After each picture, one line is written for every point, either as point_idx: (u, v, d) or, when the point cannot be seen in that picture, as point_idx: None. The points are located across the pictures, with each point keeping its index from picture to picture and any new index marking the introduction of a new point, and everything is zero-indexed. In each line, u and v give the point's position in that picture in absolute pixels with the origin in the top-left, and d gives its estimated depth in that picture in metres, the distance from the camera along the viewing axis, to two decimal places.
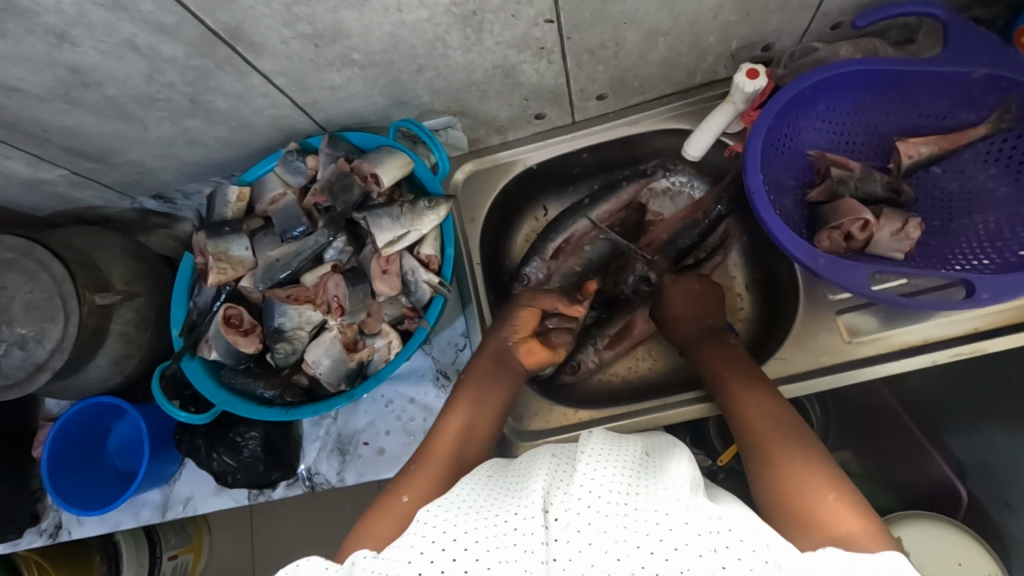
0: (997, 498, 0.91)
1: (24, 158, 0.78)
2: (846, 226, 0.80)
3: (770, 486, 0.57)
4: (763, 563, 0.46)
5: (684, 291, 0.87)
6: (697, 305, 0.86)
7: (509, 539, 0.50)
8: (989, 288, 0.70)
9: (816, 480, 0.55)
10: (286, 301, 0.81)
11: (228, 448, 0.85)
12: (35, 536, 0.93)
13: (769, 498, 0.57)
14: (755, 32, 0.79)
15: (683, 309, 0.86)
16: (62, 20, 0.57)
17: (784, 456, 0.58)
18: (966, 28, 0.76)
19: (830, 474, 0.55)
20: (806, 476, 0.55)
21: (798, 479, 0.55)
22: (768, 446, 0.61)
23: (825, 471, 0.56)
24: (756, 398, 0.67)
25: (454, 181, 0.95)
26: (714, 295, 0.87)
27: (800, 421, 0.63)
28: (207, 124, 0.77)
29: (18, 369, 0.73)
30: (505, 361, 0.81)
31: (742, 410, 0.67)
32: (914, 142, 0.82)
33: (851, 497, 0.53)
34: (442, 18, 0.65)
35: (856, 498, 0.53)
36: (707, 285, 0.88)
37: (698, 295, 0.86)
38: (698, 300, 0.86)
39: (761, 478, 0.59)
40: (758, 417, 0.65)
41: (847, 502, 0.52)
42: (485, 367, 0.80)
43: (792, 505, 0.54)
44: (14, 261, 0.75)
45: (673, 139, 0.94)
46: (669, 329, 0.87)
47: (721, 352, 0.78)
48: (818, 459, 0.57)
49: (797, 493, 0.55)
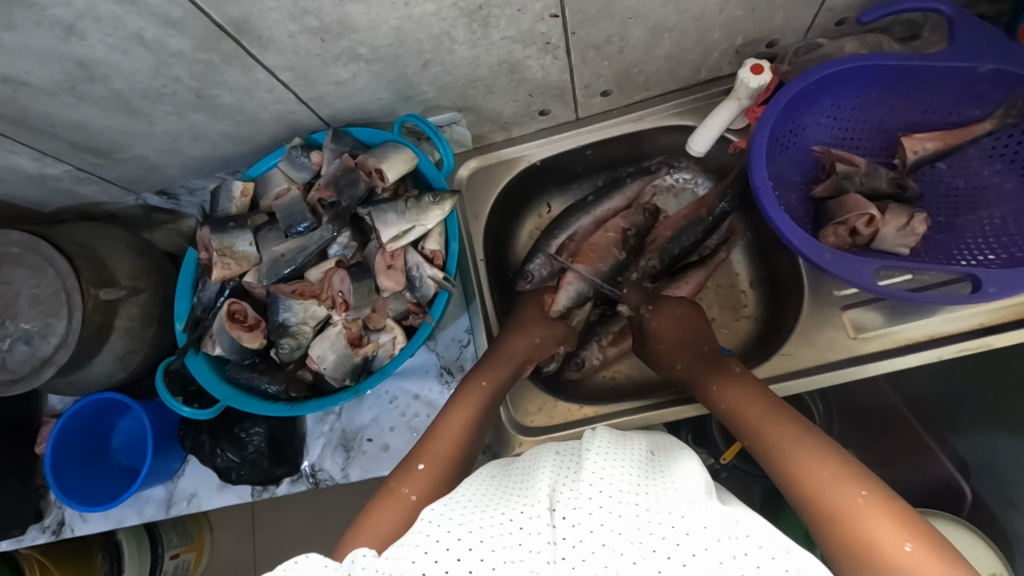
0: (1001, 497, 0.91)
1: (30, 152, 0.78)
2: (852, 221, 0.81)
3: (839, 536, 0.54)
4: (783, 569, 0.45)
5: (670, 318, 0.87)
6: (682, 333, 0.85)
7: (515, 538, 0.50)
8: (996, 283, 0.70)
9: (890, 526, 0.52)
10: (290, 296, 0.82)
11: (232, 444, 0.86)
12: (39, 533, 0.93)
13: (839, 550, 0.53)
14: (760, 28, 0.79)
15: (673, 334, 0.85)
16: (70, 13, 0.57)
17: (846, 498, 0.55)
18: (971, 23, 0.76)
19: (903, 516, 0.52)
20: (878, 522, 0.52)
21: (871, 526, 0.52)
22: (823, 488, 0.57)
23: (896, 513, 0.53)
24: (792, 433, 0.64)
25: (458, 177, 0.94)
26: (699, 315, 0.87)
27: (843, 452, 0.60)
28: (212, 119, 0.77)
29: (23, 364, 0.73)
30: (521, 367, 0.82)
31: (778, 448, 0.63)
32: (919, 138, 0.82)
33: (925, 540, 0.50)
34: (448, 13, 0.65)
35: (934, 543, 0.50)
36: (689, 310, 0.88)
37: (681, 318, 0.86)
38: (680, 326, 0.86)
39: (822, 526, 0.55)
40: (805, 458, 0.60)
41: (927, 547, 0.50)
42: (502, 369, 0.80)
43: (870, 559, 0.51)
44: (20, 256, 0.75)
45: (677, 136, 0.94)
46: (658, 361, 0.85)
47: (735, 388, 0.73)
48: (888, 499, 0.54)
49: (872, 542, 0.51)
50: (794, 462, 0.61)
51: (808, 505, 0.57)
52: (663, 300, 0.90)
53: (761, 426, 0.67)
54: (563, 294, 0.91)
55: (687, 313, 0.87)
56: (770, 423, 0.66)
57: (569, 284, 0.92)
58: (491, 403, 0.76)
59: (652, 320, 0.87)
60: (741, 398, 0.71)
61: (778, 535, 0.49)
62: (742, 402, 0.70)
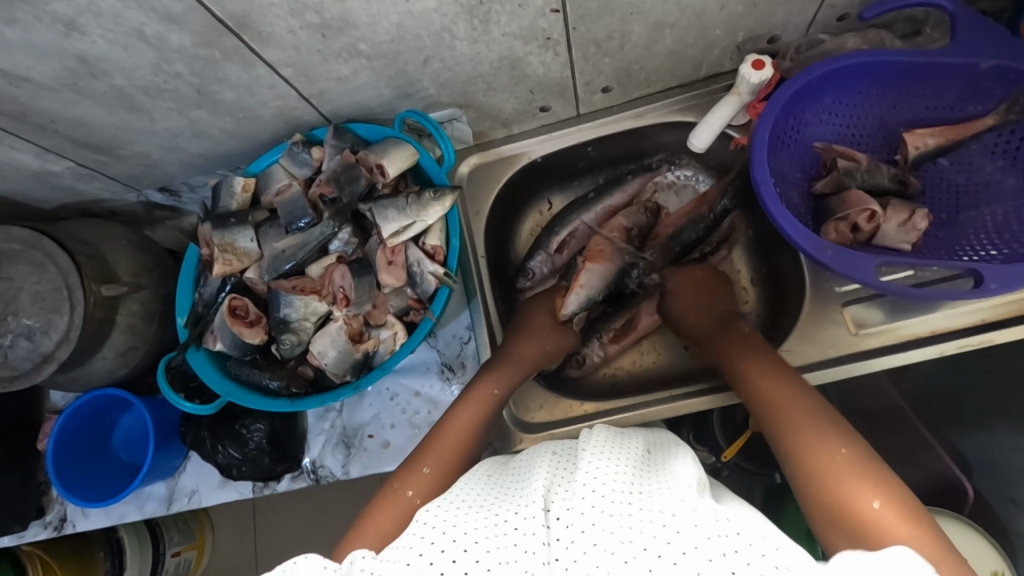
0: (1003, 495, 0.91)
1: (32, 149, 0.78)
2: (853, 217, 0.80)
3: (813, 489, 0.56)
4: (773, 566, 0.45)
5: (688, 279, 0.89)
6: (701, 296, 0.87)
7: (509, 539, 0.50)
8: (997, 278, 0.70)
9: (862, 485, 0.53)
10: (292, 291, 0.82)
11: (234, 441, 0.86)
12: (41, 529, 0.93)
13: (813, 504, 0.55)
14: (761, 24, 0.79)
15: (688, 300, 0.87)
16: (70, 8, 0.57)
17: (825, 456, 0.56)
18: (973, 19, 0.76)
19: (876, 474, 0.54)
20: (849, 477, 0.54)
21: (841, 482, 0.54)
22: (803, 444, 0.59)
23: (873, 473, 0.54)
24: (782, 388, 0.66)
25: (459, 173, 0.94)
26: (720, 281, 0.89)
27: (830, 411, 0.62)
28: (213, 115, 0.77)
29: (25, 359, 0.73)
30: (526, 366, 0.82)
31: (768, 400, 0.66)
32: (921, 134, 0.82)
33: (895, 500, 0.51)
34: (449, 8, 0.65)
35: (903, 505, 0.51)
36: (710, 276, 0.90)
37: (699, 281, 0.89)
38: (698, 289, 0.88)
39: (800, 482, 0.57)
40: (790, 415, 0.62)
41: (895, 507, 0.51)
42: (506, 367, 0.80)
43: (838, 512, 0.53)
44: (21, 252, 0.75)
45: (678, 133, 0.94)
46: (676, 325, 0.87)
47: (744, 346, 0.76)
48: (864, 459, 0.55)
49: (843, 499, 0.53)
50: (780, 419, 0.62)
51: (789, 459, 0.59)
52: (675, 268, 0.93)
53: (756, 381, 0.69)
54: (574, 298, 0.90)
55: (707, 277, 0.89)
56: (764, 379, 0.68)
57: (582, 287, 0.90)
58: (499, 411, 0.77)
59: (669, 281, 0.90)
60: (741, 351, 0.75)
61: (771, 533, 0.49)
62: (748, 359, 0.73)
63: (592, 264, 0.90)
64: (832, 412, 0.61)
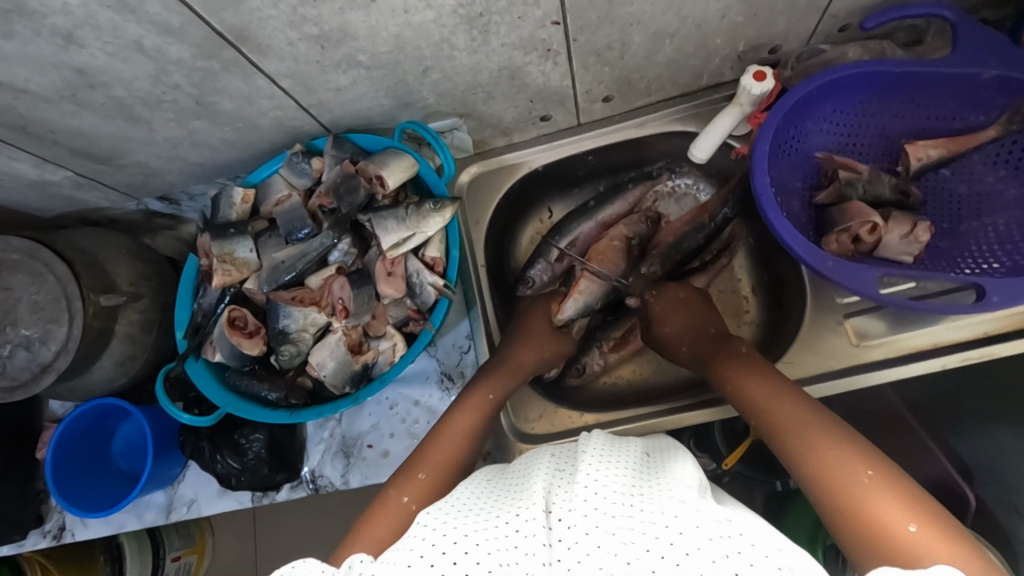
0: (1005, 503, 0.89)
1: (31, 159, 0.78)
2: (855, 229, 0.80)
3: (841, 508, 0.55)
4: (776, 566, 0.44)
5: (672, 303, 0.88)
6: (688, 316, 0.87)
7: (510, 541, 0.50)
8: (1000, 292, 0.70)
9: (894, 506, 0.52)
10: (290, 302, 0.81)
11: (232, 451, 0.85)
12: (40, 538, 0.93)
13: (843, 527, 0.54)
14: (761, 34, 0.79)
15: (678, 321, 0.87)
16: (69, 21, 0.56)
17: (853, 478, 0.55)
18: (974, 28, 0.76)
19: (907, 496, 0.53)
20: (878, 497, 0.53)
21: (872, 504, 0.53)
22: (828, 465, 0.58)
23: (900, 490, 0.53)
24: (797, 409, 0.65)
25: (459, 183, 0.95)
26: (699, 298, 0.90)
27: (850, 430, 0.61)
28: (212, 126, 0.77)
29: (24, 370, 0.73)
30: (518, 368, 0.82)
31: (782, 420, 0.65)
32: (922, 145, 0.81)
33: (929, 520, 0.51)
34: (448, 20, 0.65)
35: (939, 525, 0.50)
36: (692, 292, 0.90)
37: (685, 301, 0.89)
38: (688, 307, 0.88)
39: (827, 503, 0.56)
40: (809, 437, 0.61)
41: (930, 528, 0.50)
42: (500, 368, 0.81)
43: (873, 535, 0.52)
44: (20, 262, 0.75)
45: (679, 141, 0.94)
46: (667, 348, 0.87)
47: (743, 362, 0.75)
48: (892, 479, 0.55)
49: (874, 518, 0.52)
50: (799, 442, 0.61)
51: (812, 479, 0.58)
52: (666, 284, 0.92)
53: (772, 408, 0.66)
54: (571, 303, 0.89)
55: (690, 297, 0.89)
56: (782, 405, 0.66)
57: (580, 294, 0.90)
58: (494, 415, 0.77)
59: (655, 304, 0.89)
60: (745, 374, 0.73)
61: (773, 535, 0.49)
62: (753, 383, 0.71)
63: (592, 271, 0.90)
64: (853, 432, 0.61)
